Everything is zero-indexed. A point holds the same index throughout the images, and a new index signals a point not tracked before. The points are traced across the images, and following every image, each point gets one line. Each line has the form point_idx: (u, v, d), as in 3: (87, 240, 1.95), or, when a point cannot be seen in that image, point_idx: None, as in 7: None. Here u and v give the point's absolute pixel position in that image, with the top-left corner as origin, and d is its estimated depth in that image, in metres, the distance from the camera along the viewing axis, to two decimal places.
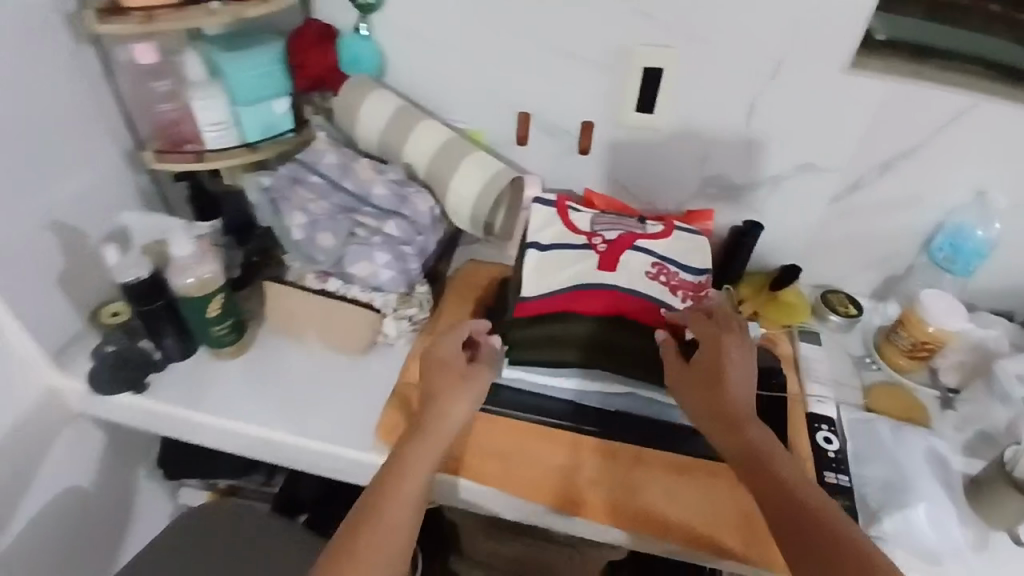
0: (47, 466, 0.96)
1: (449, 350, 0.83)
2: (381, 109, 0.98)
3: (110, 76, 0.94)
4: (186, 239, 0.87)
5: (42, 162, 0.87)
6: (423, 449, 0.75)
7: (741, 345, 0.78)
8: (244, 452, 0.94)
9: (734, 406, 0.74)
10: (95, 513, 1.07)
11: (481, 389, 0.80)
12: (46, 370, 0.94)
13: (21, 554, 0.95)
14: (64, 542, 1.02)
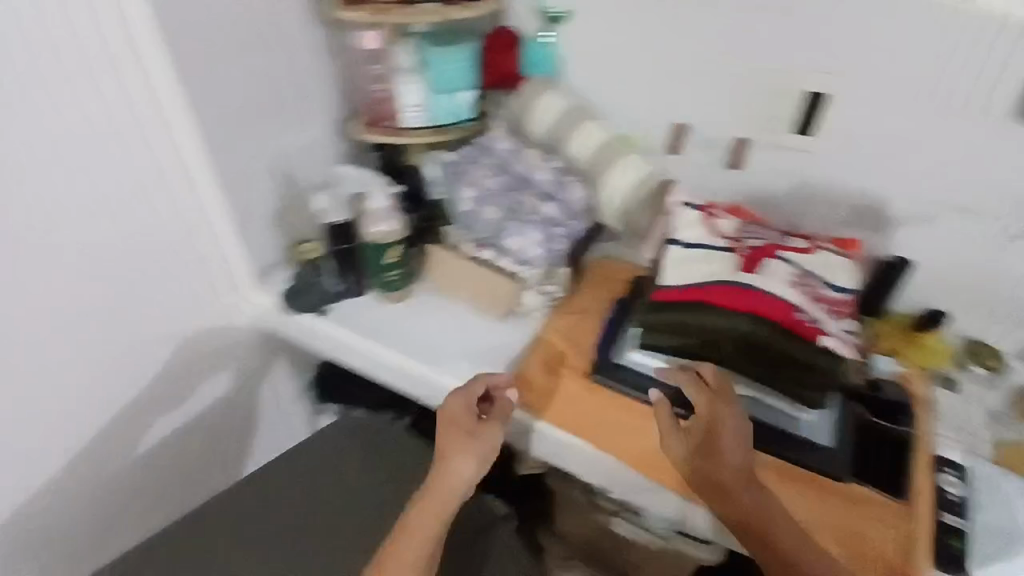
0: (235, 355, 1.19)
1: (461, 410, 0.94)
2: (554, 107, 1.10)
3: (338, 55, 1.12)
4: (384, 195, 1.05)
5: (277, 118, 1.06)
6: (436, 498, 0.89)
7: (729, 417, 0.86)
8: (392, 380, 1.10)
9: (726, 472, 0.85)
10: (260, 404, 1.30)
11: (491, 445, 0.92)
12: (247, 287, 1.14)
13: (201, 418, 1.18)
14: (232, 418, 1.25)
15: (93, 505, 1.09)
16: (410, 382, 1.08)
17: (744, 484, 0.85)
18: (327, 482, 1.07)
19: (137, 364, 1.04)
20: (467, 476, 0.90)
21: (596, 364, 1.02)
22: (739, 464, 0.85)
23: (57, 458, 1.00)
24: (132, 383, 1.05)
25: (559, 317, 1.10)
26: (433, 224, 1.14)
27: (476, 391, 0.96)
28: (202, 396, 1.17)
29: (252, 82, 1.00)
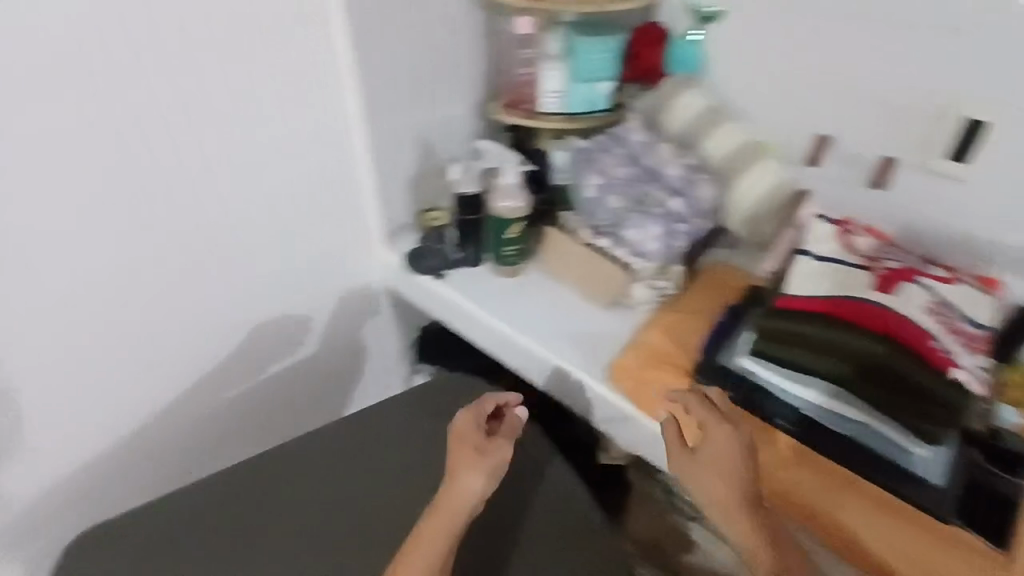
0: (352, 307, 1.27)
1: (467, 426, 0.93)
2: (695, 104, 1.12)
3: (491, 37, 1.17)
4: (516, 172, 1.09)
5: (429, 91, 1.12)
6: (445, 510, 0.86)
7: (742, 444, 0.84)
8: (497, 349, 1.15)
9: (736, 494, 0.84)
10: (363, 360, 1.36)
11: (498, 462, 0.89)
12: (377, 243, 1.22)
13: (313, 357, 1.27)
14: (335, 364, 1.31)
15: (189, 424, 1.17)
16: (518, 358, 1.12)
17: (751, 506, 0.84)
18: (331, 474, 1.02)
19: (272, 295, 1.14)
20: (475, 494, 0.87)
21: (697, 365, 1.01)
22: (748, 483, 0.84)
23: (192, 371, 1.12)
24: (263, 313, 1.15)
25: (665, 314, 1.09)
26: (554, 207, 1.17)
27: (483, 407, 0.96)
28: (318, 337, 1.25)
29: (413, 53, 1.07)
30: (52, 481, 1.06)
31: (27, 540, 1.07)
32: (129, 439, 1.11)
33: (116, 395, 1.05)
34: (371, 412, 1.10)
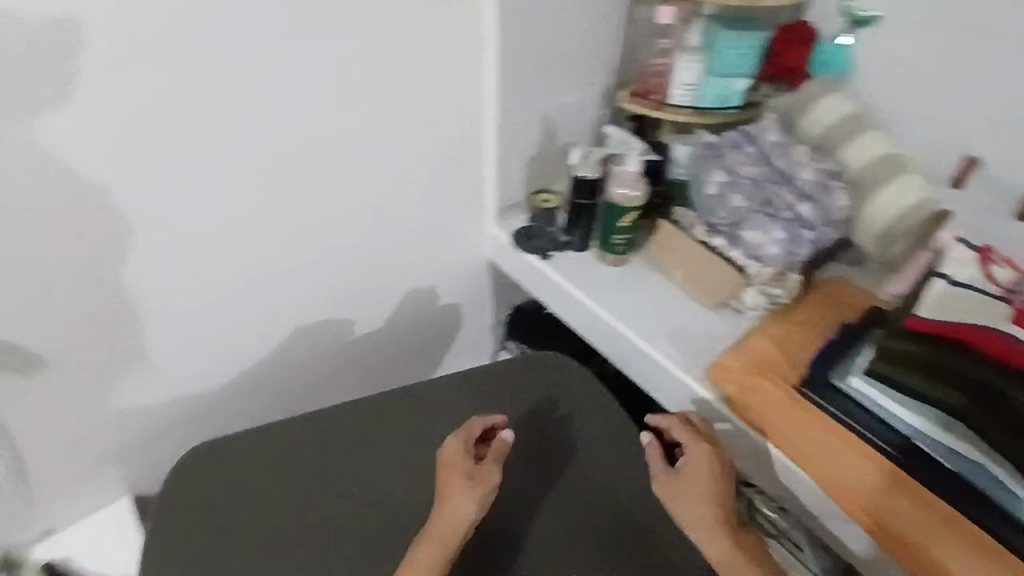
0: (452, 284, 1.25)
1: (456, 451, 0.90)
2: (839, 108, 1.08)
3: (630, 25, 1.16)
4: (638, 161, 1.06)
5: (564, 71, 1.13)
6: (441, 531, 0.84)
7: (719, 459, 0.90)
8: (593, 337, 1.13)
9: (717, 507, 0.88)
10: (451, 339, 1.33)
11: (488, 489, 0.87)
12: (487, 218, 1.22)
13: (402, 330, 1.24)
14: (422, 340, 1.28)
15: (286, 384, 1.16)
16: (618, 351, 1.10)
17: (732, 522, 0.88)
18: (420, 435, 0.99)
19: (379, 261, 1.13)
20: (469, 517, 0.85)
21: (804, 378, 0.98)
22: (726, 497, 0.89)
23: (290, 327, 1.10)
24: (372, 279, 1.14)
25: (774, 322, 1.06)
26: (668, 202, 1.16)
27: (472, 430, 0.93)
28: (412, 310, 1.23)
29: (556, 32, 1.08)
30: (161, 424, 1.05)
31: (126, 480, 1.07)
32: (223, 394, 1.09)
33: (231, 345, 1.05)
34: (473, 379, 1.06)
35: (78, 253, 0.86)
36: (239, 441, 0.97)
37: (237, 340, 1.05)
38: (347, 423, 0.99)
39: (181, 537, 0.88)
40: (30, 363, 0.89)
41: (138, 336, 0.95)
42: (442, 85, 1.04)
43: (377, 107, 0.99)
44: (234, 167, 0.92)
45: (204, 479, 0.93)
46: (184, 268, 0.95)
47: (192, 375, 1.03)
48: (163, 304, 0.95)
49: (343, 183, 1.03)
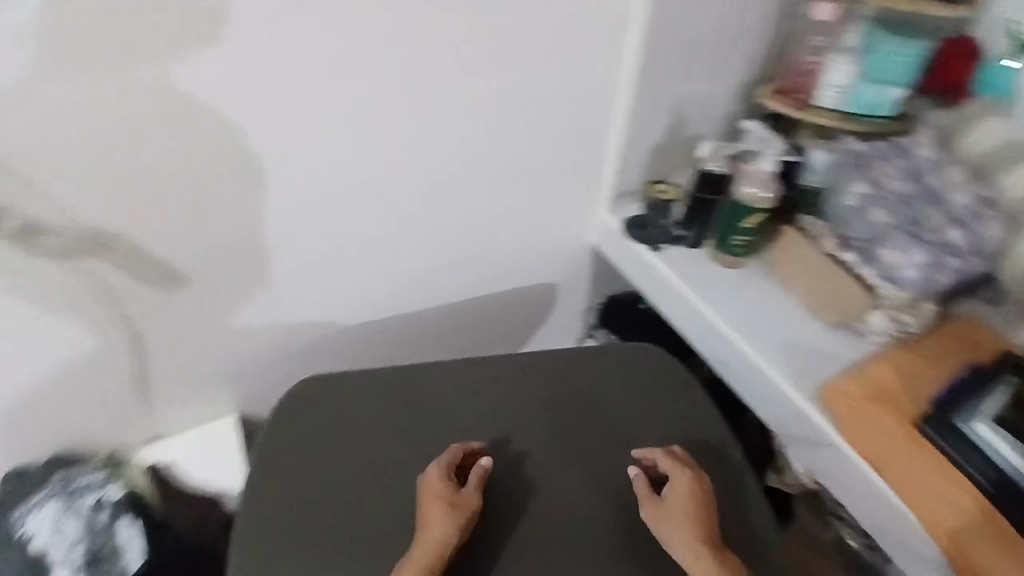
0: (551, 261, 1.22)
1: (435, 477, 0.86)
2: (1001, 131, 1.03)
3: (785, 18, 1.10)
4: (774, 161, 1.01)
5: (711, 59, 1.07)
6: (423, 553, 0.80)
7: (700, 485, 0.86)
8: (696, 339, 1.08)
9: (703, 537, 0.82)
10: (537, 317, 1.30)
11: (462, 511, 0.83)
12: (601, 201, 1.17)
13: (492, 301, 1.22)
14: (510, 313, 1.26)
15: (375, 342, 1.14)
16: (724, 360, 1.04)
17: (715, 544, 0.82)
18: (525, 409, 0.97)
19: (487, 227, 1.11)
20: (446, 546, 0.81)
21: (925, 413, 0.92)
22: (711, 528, 0.84)
23: (390, 285, 1.08)
24: (477, 245, 1.12)
25: (896, 351, 0.99)
26: (796, 208, 1.09)
27: (454, 455, 0.89)
28: (507, 282, 1.21)
29: (713, 16, 1.02)
30: (257, 363, 1.04)
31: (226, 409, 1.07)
32: (315, 345, 1.08)
33: (334, 295, 1.05)
34: (563, 359, 1.03)
35: (219, 183, 0.86)
36: (331, 380, 0.98)
37: (346, 289, 1.04)
38: (438, 378, 0.99)
39: (285, 478, 0.89)
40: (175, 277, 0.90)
41: (267, 270, 0.96)
42: (593, 59, 1.00)
43: (526, 73, 0.97)
44: (385, 116, 0.91)
45: (301, 422, 0.94)
46: (319, 210, 0.95)
47: (304, 317, 1.04)
48: (295, 242, 0.96)
49: (469, 148, 1.00)
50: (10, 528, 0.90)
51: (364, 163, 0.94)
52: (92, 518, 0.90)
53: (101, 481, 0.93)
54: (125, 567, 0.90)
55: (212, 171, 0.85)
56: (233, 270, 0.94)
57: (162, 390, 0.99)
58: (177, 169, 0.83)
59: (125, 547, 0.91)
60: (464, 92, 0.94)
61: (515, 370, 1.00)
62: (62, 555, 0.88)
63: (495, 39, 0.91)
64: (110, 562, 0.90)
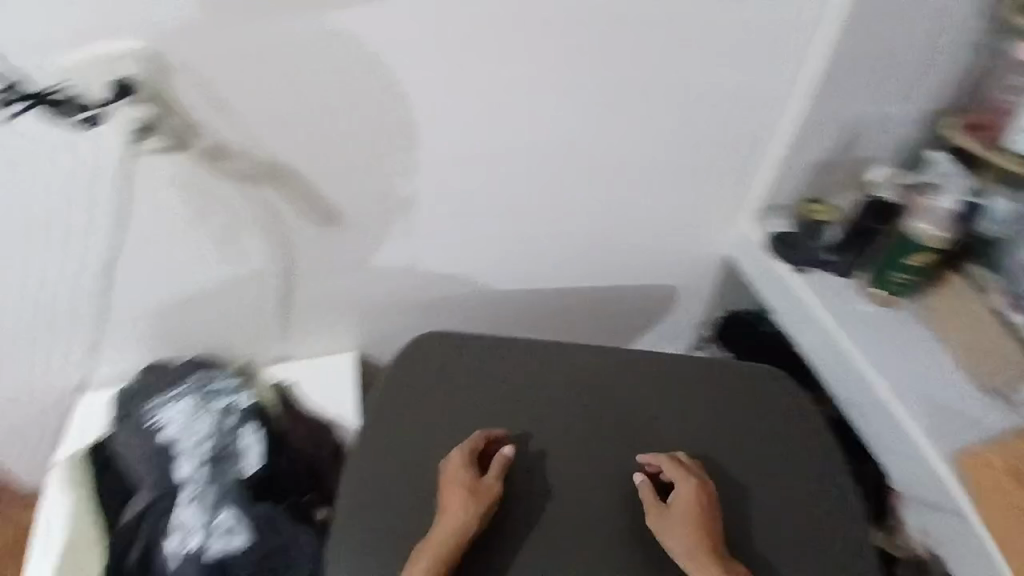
0: (676, 265, 1.18)
1: (456, 462, 0.85)
2: None
3: (992, 44, 0.98)
4: (955, 199, 0.93)
5: (895, 80, 0.98)
6: (440, 538, 0.79)
7: (706, 493, 0.83)
8: (827, 373, 1.02)
9: (710, 550, 0.79)
10: (653, 316, 1.26)
11: (481, 493, 0.83)
12: (745, 213, 1.12)
13: (611, 293, 1.19)
14: (627, 308, 1.23)
15: (489, 311, 1.16)
16: (854, 401, 0.99)
17: (719, 553, 0.79)
18: (640, 411, 0.94)
19: (620, 221, 1.08)
20: (464, 530, 0.80)
21: None
22: (718, 540, 0.80)
23: (514, 258, 1.08)
24: (606, 235, 1.10)
25: None
26: (967, 255, 1.02)
27: (475, 440, 0.88)
28: (628, 278, 1.18)
29: (907, 34, 0.94)
30: (375, 309, 1.09)
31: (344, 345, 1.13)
32: (432, 301, 1.11)
33: (459, 259, 1.06)
34: (687, 365, 0.98)
35: (375, 137, 0.88)
36: (451, 339, 0.99)
37: (473, 255, 1.06)
38: (556, 358, 0.98)
39: (400, 428, 0.91)
40: (331, 216, 0.94)
41: (407, 227, 0.99)
42: (770, 69, 0.95)
43: (699, 75, 0.93)
44: (550, 100, 0.90)
45: (419, 376, 0.95)
46: (467, 180, 0.96)
47: (431, 277, 1.07)
48: (438, 207, 0.98)
49: (618, 140, 0.97)
50: (145, 417, 0.94)
51: (519, 142, 0.94)
52: (220, 419, 0.94)
53: (233, 388, 0.98)
54: (241, 471, 0.92)
55: (378, 127, 0.87)
56: (377, 222, 0.97)
57: (294, 318, 1.06)
58: (350, 120, 0.85)
59: (245, 452, 0.93)
60: (632, 86, 0.92)
61: (635, 365, 0.97)
62: (188, 448, 0.91)
63: (676, 36, 0.88)
64: (228, 464, 0.92)
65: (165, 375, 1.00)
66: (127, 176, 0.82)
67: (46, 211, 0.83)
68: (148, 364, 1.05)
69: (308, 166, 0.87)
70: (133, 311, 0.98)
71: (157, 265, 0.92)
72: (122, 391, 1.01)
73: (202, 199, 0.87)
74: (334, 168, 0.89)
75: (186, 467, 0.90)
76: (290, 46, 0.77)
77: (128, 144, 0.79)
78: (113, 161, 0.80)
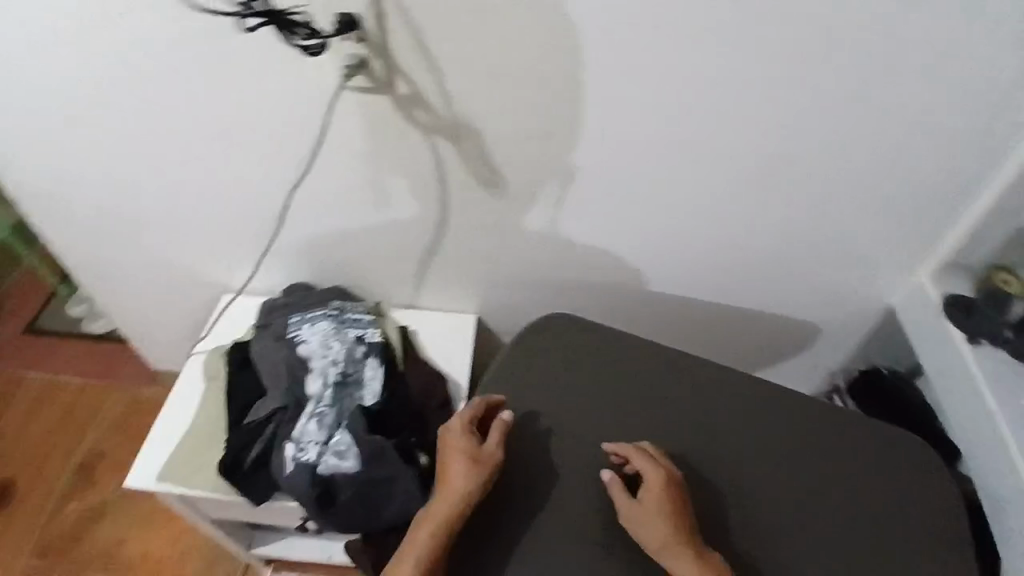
0: (824, 302, 1.12)
1: (454, 431, 0.87)
2: None
3: None
4: None
5: None
6: (444, 505, 0.81)
7: (674, 485, 0.83)
8: (975, 458, 0.94)
9: (683, 541, 0.78)
10: (788, 342, 1.22)
11: (480, 460, 0.84)
12: (923, 266, 1.05)
13: (743, 314, 1.17)
14: (758, 331, 1.20)
15: (624, 303, 1.16)
16: (1000, 495, 0.90)
17: (694, 544, 0.79)
18: (760, 442, 0.92)
19: (779, 246, 1.04)
20: (468, 497, 0.81)
21: None
22: (690, 530, 0.80)
23: (663, 258, 1.07)
24: (760, 258, 1.06)
25: None
26: None
27: (469, 410, 0.88)
28: (772, 303, 1.14)
29: None
30: (519, 275, 1.12)
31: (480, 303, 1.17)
32: (574, 281, 1.13)
33: (609, 248, 1.06)
34: (809, 405, 0.96)
35: (552, 116, 0.88)
36: (581, 324, 1.02)
37: (622, 247, 1.06)
38: (679, 365, 0.99)
39: (519, 397, 0.95)
40: (499, 182, 0.96)
41: (560, 210, 1.00)
42: (991, 132, 0.86)
43: (904, 122, 0.86)
44: (742, 118, 0.87)
45: (545, 352, 0.99)
46: (630, 179, 0.95)
47: (569, 260, 1.09)
48: (594, 199, 0.98)
49: (797, 165, 0.92)
50: (287, 330, 1.02)
51: (695, 153, 0.91)
52: (351, 348, 1.00)
53: (367, 322, 1.06)
54: (361, 400, 0.97)
55: (563, 111, 0.87)
56: (532, 199, 0.98)
57: (437, 268, 1.11)
58: (539, 99, 0.86)
59: (367, 384, 0.99)
60: (833, 120, 0.86)
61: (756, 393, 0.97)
62: (320, 367, 0.98)
63: (899, 80, 0.81)
64: (351, 391, 0.97)
65: (311, 297, 1.08)
66: (329, 110, 0.87)
67: (253, 125, 0.90)
68: (304, 282, 1.15)
69: (488, 134, 0.89)
70: (302, 234, 1.06)
71: (330, 195, 0.99)
72: (269, 302, 1.09)
73: (385, 144, 0.91)
74: (506, 139, 0.90)
75: (315, 383, 0.96)
76: (494, 19, 0.78)
77: (339, 80, 0.84)
78: (321, 93, 0.86)
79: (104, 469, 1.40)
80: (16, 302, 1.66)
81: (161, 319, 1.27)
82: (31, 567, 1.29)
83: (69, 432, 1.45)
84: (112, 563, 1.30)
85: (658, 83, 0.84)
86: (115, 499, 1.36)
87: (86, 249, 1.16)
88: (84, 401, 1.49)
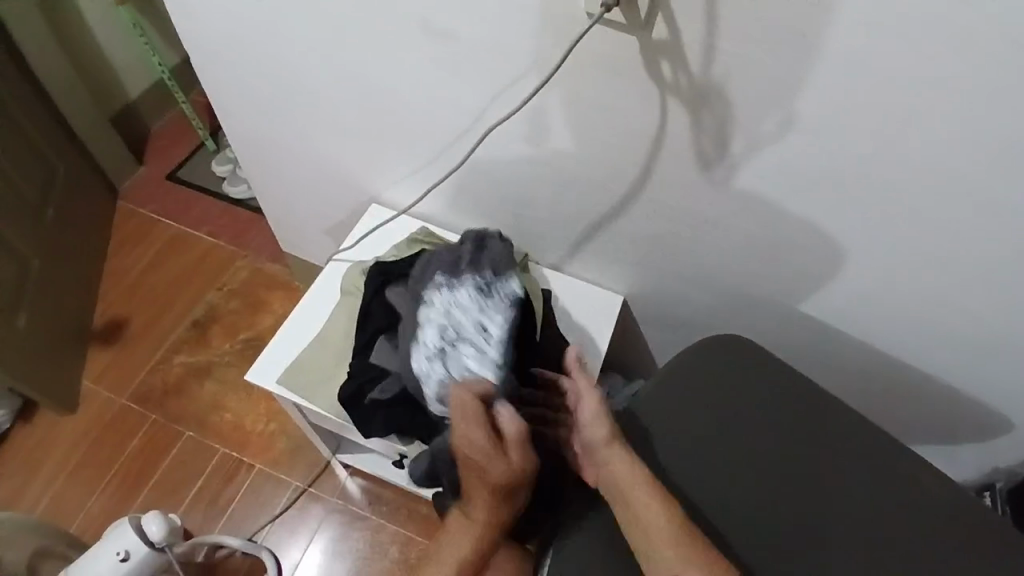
0: None
1: (477, 445, 0.75)
2: None
3: None
4: None
5: None
6: (473, 525, 0.78)
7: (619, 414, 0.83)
8: None
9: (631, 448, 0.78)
10: (967, 423, 1.00)
11: (527, 476, 0.76)
12: None
13: (921, 380, 0.97)
14: (934, 403, 0.99)
15: (795, 331, 1.00)
16: None
17: (652, 480, 0.76)
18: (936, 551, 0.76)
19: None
20: (502, 514, 0.78)
21: None
22: (646, 468, 0.77)
23: (870, 300, 0.88)
24: (992, 336, 0.85)
25: None
26: None
27: (490, 392, 0.78)
28: (979, 386, 0.93)
29: None
30: (688, 269, 0.97)
31: (633, 285, 1.04)
32: (749, 293, 0.97)
33: (809, 271, 0.89)
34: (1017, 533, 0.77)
35: (817, 111, 0.70)
36: (737, 357, 0.87)
37: (825, 274, 0.88)
38: (861, 437, 0.82)
39: (666, 427, 0.83)
40: (722, 165, 0.80)
41: (775, 217, 0.84)
42: None
43: None
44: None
45: (685, 382, 0.85)
46: (875, 204, 0.76)
47: (758, 271, 0.93)
48: (827, 217, 0.80)
49: None
50: (423, 294, 0.87)
51: (993, 202, 0.70)
52: (469, 301, 0.84)
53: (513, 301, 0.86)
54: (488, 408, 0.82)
55: (847, 111, 0.69)
56: (749, 196, 0.82)
57: (600, 236, 0.98)
58: (822, 88, 0.68)
59: (486, 343, 0.82)
60: None
61: (948, 498, 0.79)
62: (427, 334, 0.83)
63: None
64: (466, 353, 0.82)
65: (472, 257, 0.88)
66: (569, 38, 0.73)
67: (469, 34, 0.79)
68: (476, 232, 0.93)
69: (735, 112, 0.73)
70: (470, 162, 0.96)
71: (522, 130, 0.87)
72: (427, 253, 0.93)
73: (606, 90, 0.77)
74: (749, 120, 0.74)
75: (425, 350, 0.83)
76: None
77: (594, 10, 0.69)
78: (564, 20, 0.72)
79: (217, 332, 1.43)
80: (165, 142, 1.68)
81: (302, 207, 1.24)
82: (134, 406, 1.36)
83: (190, 286, 1.48)
84: (206, 425, 1.34)
85: (998, 108, 0.63)
86: (220, 365, 1.39)
87: (247, 123, 1.11)
88: (211, 261, 1.51)
